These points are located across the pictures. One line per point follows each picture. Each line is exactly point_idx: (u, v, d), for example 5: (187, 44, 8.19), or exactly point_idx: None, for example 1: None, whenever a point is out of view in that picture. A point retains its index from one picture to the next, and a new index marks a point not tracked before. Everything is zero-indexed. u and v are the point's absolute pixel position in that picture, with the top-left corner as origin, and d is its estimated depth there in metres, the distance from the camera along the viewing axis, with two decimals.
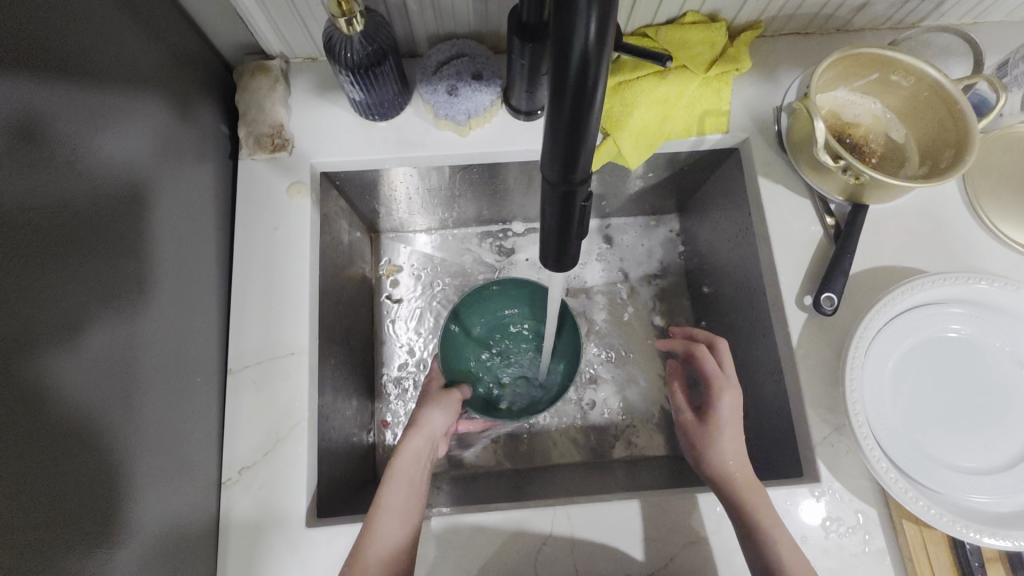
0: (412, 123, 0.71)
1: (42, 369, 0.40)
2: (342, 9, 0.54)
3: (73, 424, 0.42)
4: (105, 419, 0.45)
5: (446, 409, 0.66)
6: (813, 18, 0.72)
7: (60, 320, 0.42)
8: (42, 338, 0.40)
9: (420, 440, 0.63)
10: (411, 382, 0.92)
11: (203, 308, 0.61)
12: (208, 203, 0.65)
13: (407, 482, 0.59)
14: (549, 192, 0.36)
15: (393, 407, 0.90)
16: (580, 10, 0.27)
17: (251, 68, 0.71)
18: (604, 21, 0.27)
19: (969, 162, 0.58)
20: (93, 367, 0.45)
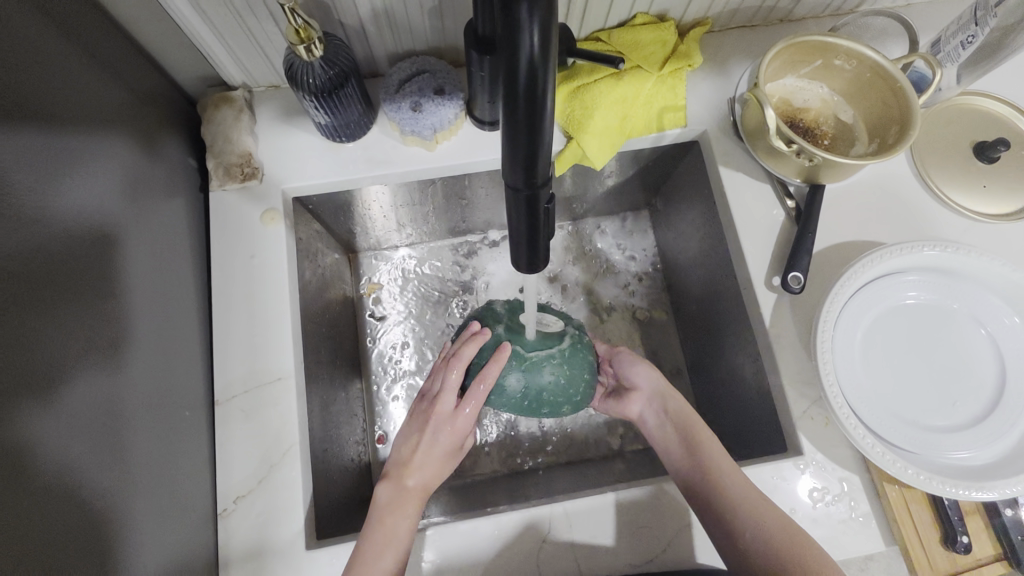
0: (380, 142, 0.73)
1: (19, 422, 0.39)
2: (300, 36, 0.56)
3: (60, 475, 0.42)
4: (92, 467, 0.45)
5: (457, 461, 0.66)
6: (756, 11, 0.74)
7: (37, 374, 0.41)
8: (20, 394, 0.39)
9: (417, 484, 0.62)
10: (401, 397, 0.93)
11: (184, 342, 0.61)
12: (182, 238, 0.65)
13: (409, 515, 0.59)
14: (514, 198, 0.37)
15: (385, 424, 0.91)
16: (524, 22, 0.28)
17: (214, 100, 0.71)
18: (547, 31, 0.28)
19: (911, 139, 0.62)
20: (74, 416, 0.44)
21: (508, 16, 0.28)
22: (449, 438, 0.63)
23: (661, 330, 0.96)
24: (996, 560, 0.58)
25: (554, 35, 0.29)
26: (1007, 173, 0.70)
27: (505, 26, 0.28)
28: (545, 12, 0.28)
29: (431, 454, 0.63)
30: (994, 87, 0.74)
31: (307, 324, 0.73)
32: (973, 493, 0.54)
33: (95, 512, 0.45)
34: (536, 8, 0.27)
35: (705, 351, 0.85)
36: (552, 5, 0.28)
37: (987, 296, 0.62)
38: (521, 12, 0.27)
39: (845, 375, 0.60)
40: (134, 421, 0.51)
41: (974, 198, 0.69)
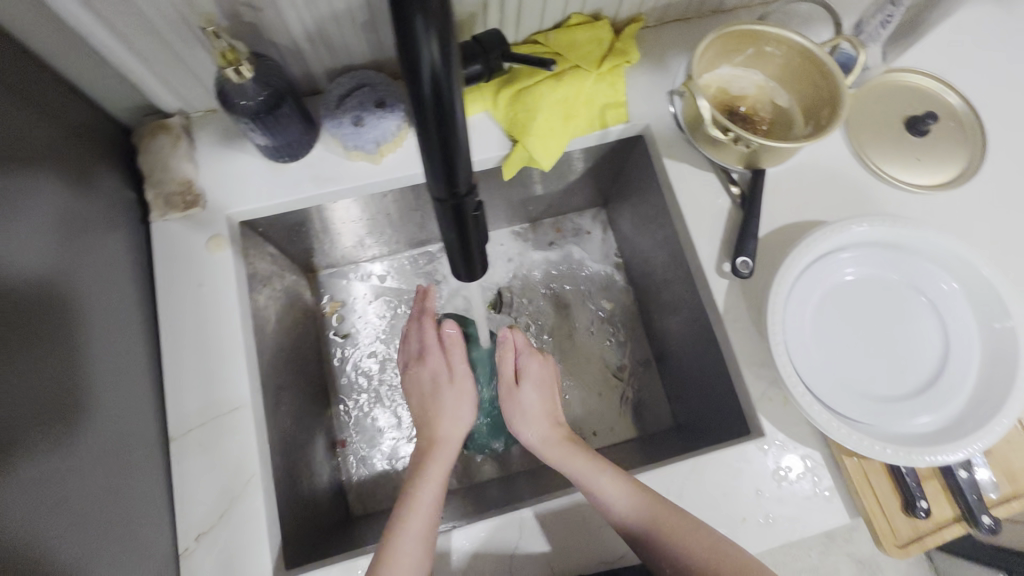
0: (324, 159, 0.72)
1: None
2: (227, 59, 0.54)
3: (17, 541, 0.41)
4: (43, 524, 0.44)
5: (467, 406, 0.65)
6: (688, 4, 0.76)
7: None
8: None
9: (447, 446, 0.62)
10: (365, 404, 0.93)
11: (133, 380, 0.59)
12: (127, 272, 0.63)
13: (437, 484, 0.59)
14: (440, 208, 0.37)
15: (348, 429, 0.92)
16: (423, 37, 0.28)
17: (150, 128, 0.69)
18: (447, 42, 0.28)
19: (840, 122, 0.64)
20: (27, 480, 0.43)
21: (403, 29, 0.27)
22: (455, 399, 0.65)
23: (626, 324, 0.97)
24: (955, 522, 0.60)
25: (455, 45, 0.29)
26: (937, 145, 0.72)
27: (401, 40, 0.27)
28: (443, 24, 0.28)
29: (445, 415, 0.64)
30: (920, 62, 0.77)
31: (264, 350, 0.72)
32: (924, 458, 0.55)
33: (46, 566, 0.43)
34: (432, 22, 0.27)
35: (668, 341, 0.87)
36: (449, 15, 0.28)
37: (925, 266, 0.64)
38: (416, 23, 0.27)
39: (797, 354, 0.61)
40: (85, 468, 0.49)
41: (908, 171, 0.72)
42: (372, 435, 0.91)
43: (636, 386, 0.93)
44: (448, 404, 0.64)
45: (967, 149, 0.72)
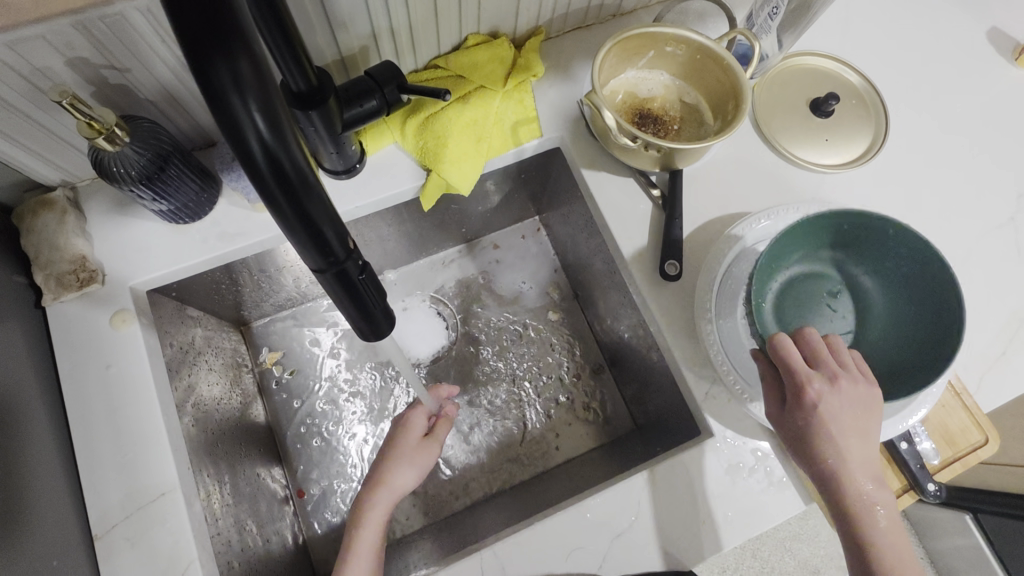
0: (230, 214, 0.68)
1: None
2: (96, 129, 0.51)
3: None
4: None
5: (414, 464, 0.67)
6: (586, 12, 0.75)
7: None
8: None
9: (384, 501, 0.64)
10: (320, 452, 0.89)
11: (44, 482, 0.55)
12: (24, 361, 0.58)
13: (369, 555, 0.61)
14: (323, 278, 0.35)
15: (306, 477, 0.88)
16: (241, 112, 0.27)
17: (31, 205, 0.64)
18: (271, 113, 0.27)
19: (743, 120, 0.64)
20: None
21: (220, 106, 0.26)
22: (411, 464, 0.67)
23: (576, 332, 0.96)
24: (904, 492, 0.62)
25: (283, 115, 0.28)
26: (844, 124, 0.74)
27: (221, 117, 0.26)
28: (263, 94, 0.27)
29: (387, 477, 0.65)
30: (817, 44, 0.78)
31: (192, 421, 0.68)
32: None
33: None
34: (249, 97, 0.26)
35: (616, 346, 0.86)
36: (266, 86, 0.27)
37: None
38: (232, 100, 0.26)
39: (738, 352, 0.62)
40: None
41: (819, 152, 0.73)
42: (330, 481, 0.87)
43: (595, 393, 0.93)
44: (376, 503, 0.63)
45: (873, 124, 0.74)
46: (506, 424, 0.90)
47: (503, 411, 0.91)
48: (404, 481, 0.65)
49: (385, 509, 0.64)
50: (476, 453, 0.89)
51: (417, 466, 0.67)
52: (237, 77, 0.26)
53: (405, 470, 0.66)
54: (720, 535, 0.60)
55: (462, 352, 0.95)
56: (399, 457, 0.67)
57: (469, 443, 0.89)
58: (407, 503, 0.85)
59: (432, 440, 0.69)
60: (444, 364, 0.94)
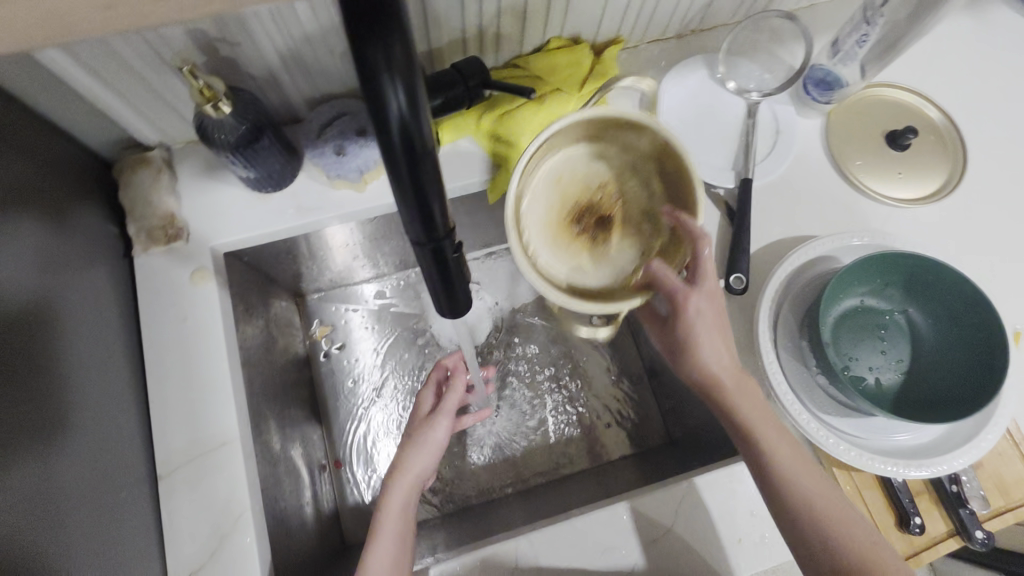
0: (308, 188, 0.72)
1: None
2: (206, 96, 0.54)
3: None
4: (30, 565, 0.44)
5: (427, 449, 0.68)
6: (667, 25, 0.76)
7: None
8: None
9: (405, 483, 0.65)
10: (360, 426, 0.92)
11: (119, 418, 0.59)
12: (109, 306, 0.63)
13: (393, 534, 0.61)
14: (420, 250, 0.37)
15: (343, 448, 0.91)
16: (390, 89, 0.29)
17: (130, 162, 0.69)
18: (412, 91, 0.29)
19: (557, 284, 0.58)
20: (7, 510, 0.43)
21: (368, 80, 0.28)
22: (430, 447, 0.68)
23: (620, 339, 0.96)
24: (949, 537, 0.60)
25: (421, 93, 0.30)
26: (919, 159, 0.73)
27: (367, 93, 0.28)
28: (409, 76, 0.29)
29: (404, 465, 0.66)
30: (899, 76, 0.78)
31: (252, 381, 0.71)
32: (900, 470, 0.58)
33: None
34: (398, 75, 0.28)
35: (659, 357, 0.87)
36: (412, 64, 0.29)
37: None
38: (381, 76, 0.28)
39: (796, 375, 0.62)
40: (64, 514, 0.49)
41: (892, 185, 0.72)
42: (369, 456, 0.91)
43: (632, 401, 0.93)
44: (394, 487, 0.64)
45: (948, 163, 0.73)
46: (542, 423, 0.92)
47: (540, 410, 0.92)
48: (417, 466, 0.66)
49: (403, 495, 0.64)
50: (509, 446, 0.90)
51: (427, 444, 0.67)
52: (391, 58, 0.28)
53: (415, 456, 0.67)
54: (757, 555, 0.60)
55: (505, 346, 0.96)
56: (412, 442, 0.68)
57: (503, 435, 0.91)
58: (437, 487, 0.87)
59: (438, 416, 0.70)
60: (486, 356, 0.95)
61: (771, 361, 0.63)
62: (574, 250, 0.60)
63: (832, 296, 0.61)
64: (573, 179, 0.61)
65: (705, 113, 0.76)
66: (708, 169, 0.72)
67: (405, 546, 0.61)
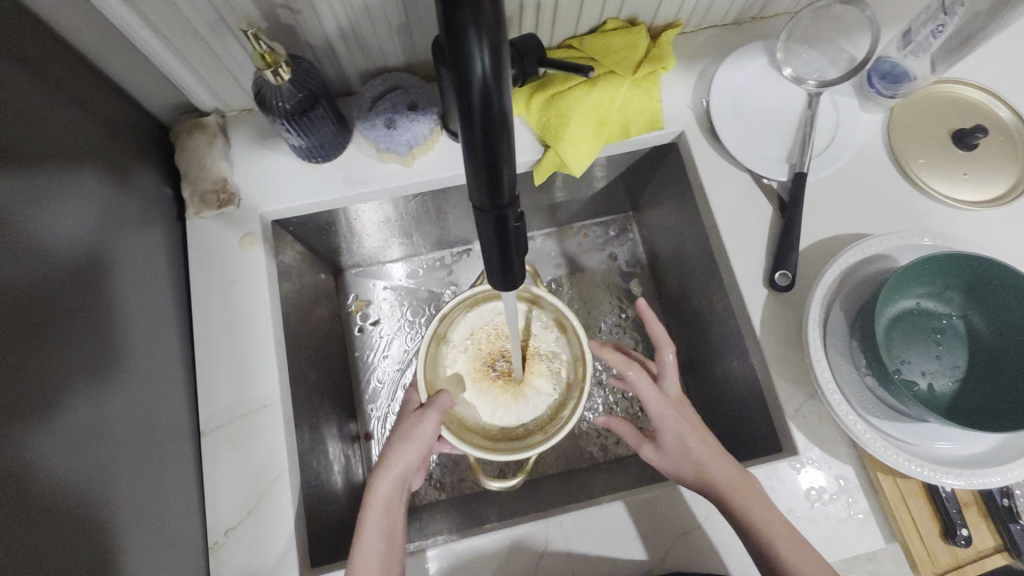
0: (358, 160, 0.72)
1: (18, 438, 0.41)
2: (267, 61, 0.55)
3: (54, 505, 0.44)
4: (85, 502, 0.47)
5: (409, 445, 0.61)
6: (727, 10, 0.74)
7: (29, 404, 0.43)
8: (18, 426, 0.42)
9: (388, 482, 0.60)
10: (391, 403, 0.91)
11: (168, 374, 0.61)
12: (162, 267, 0.65)
13: (377, 536, 0.56)
14: (481, 218, 0.37)
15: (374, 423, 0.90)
16: (475, 46, 0.29)
17: (186, 127, 0.71)
18: (496, 52, 0.29)
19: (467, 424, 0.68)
20: (67, 447, 0.46)
21: (455, 38, 0.29)
22: (413, 447, 0.61)
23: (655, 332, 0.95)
24: (996, 552, 0.58)
25: (505, 56, 0.30)
26: (986, 161, 0.70)
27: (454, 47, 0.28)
28: (494, 33, 0.29)
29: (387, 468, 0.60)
30: (970, 72, 0.74)
31: (294, 348, 0.73)
32: (948, 479, 0.56)
33: (84, 547, 0.46)
34: (484, 32, 0.28)
35: (696, 351, 0.85)
36: (500, 25, 0.29)
37: None
38: (468, 34, 0.28)
39: (843, 375, 0.61)
40: (118, 458, 0.51)
41: (956, 186, 0.69)
42: None
43: None
44: (378, 486, 0.59)
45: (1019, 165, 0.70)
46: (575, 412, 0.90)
47: None
48: (400, 462, 0.60)
49: (389, 494, 0.59)
50: None
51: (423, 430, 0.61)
52: (480, 13, 0.28)
53: (401, 450, 0.61)
54: None
55: None
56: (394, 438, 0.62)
57: None
58: None
59: (428, 408, 0.63)
60: None
61: (818, 359, 0.61)
62: (508, 391, 0.71)
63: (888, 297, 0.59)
64: (487, 334, 0.74)
65: (761, 103, 0.74)
66: (761, 161, 0.70)
67: (393, 551, 0.56)
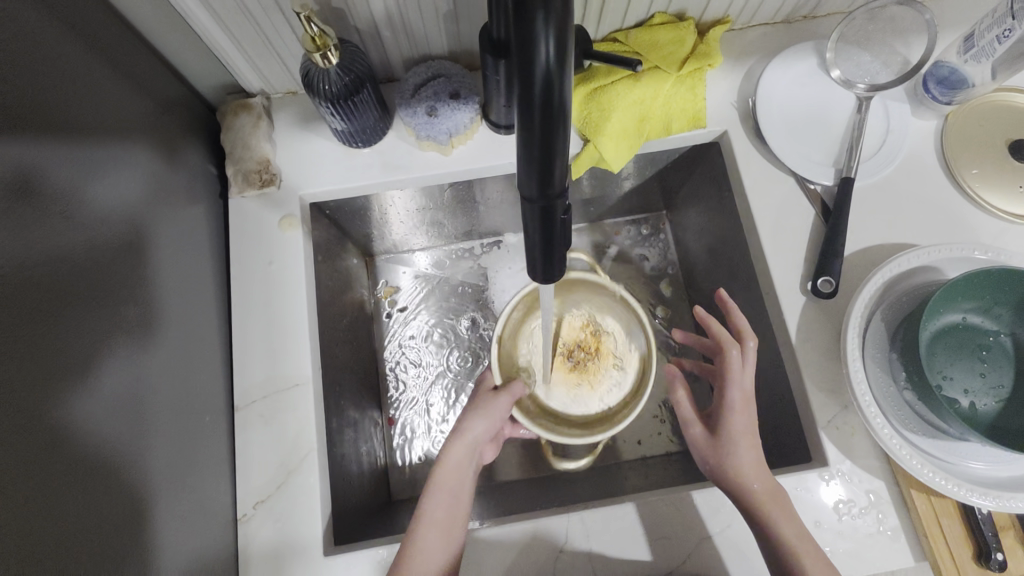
0: (397, 147, 0.73)
1: (64, 399, 0.43)
2: (316, 44, 0.56)
3: (96, 462, 0.45)
4: (125, 463, 0.48)
5: (487, 416, 0.65)
6: (778, 8, 0.73)
7: (77, 362, 0.45)
8: (66, 381, 0.43)
9: (462, 449, 0.64)
10: (416, 388, 0.91)
11: (206, 348, 0.63)
12: (204, 245, 0.67)
13: (447, 492, 0.61)
14: (529, 210, 0.36)
15: (398, 408, 0.90)
16: (539, 32, 0.29)
17: (233, 107, 0.72)
18: (562, 39, 0.30)
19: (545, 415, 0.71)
20: (110, 407, 0.48)
21: (523, 24, 0.29)
22: (485, 421, 0.65)
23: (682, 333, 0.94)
24: None
25: (569, 45, 0.30)
26: None
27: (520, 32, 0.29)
28: (560, 20, 0.29)
29: (465, 434, 0.64)
30: None
31: (326, 330, 0.74)
32: (984, 501, 0.54)
33: (122, 508, 0.48)
34: (550, 19, 0.29)
35: None
36: (567, 13, 0.30)
37: None
38: (537, 20, 0.29)
39: (880, 387, 0.59)
40: (157, 424, 0.53)
41: (1013, 199, 0.66)
42: (422, 419, 0.89)
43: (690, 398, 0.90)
44: (452, 448, 0.64)
45: None
46: None
47: None
48: (475, 431, 0.64)
49: (462, 458, 0.64)
50: None
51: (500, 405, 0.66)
52: None
53: (475, 419, 0.65)
54: None
55: None
56: (472, 407, 0.66)
57: None
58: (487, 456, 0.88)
59: (501, 392, 0.67)
60: None
61: (855, 369, 0.60)
62: (586, 377, 0.75)
63: (933, 311, 0.57)
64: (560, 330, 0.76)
65: (809, 105, 0.72)
66: (806, 164, 0.69)
67: (461, 505, 0.61)
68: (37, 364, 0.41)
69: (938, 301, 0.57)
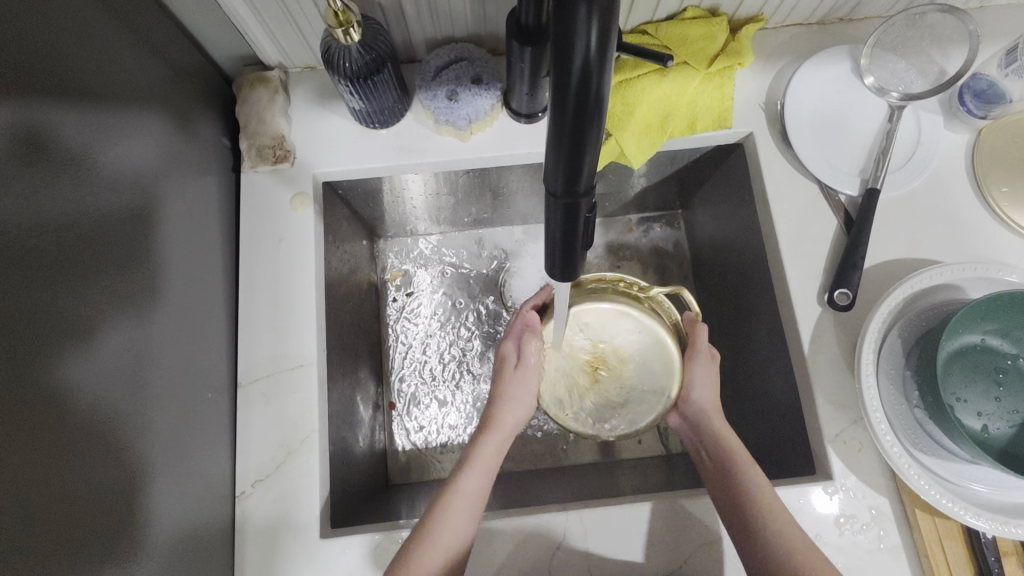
0: (413, 129, 0.72)
1: (66, 370, 0.43)
2: (339, 19, 0.54)
3: (98, 430, 0.45)
4: (126, 434, 0.48)
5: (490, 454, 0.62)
6: (815, 9, 0.71)
7: (81, 329, 0.44)
8: (68, 349, 0.43)
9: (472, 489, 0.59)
10: (417, 374, 0.90)
11: (211, 323, 0.63)
12: (213, 219, 0.66)
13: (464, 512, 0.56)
14: (552, 205, 0.35)
15: (400, 393, 0.89)
16: (579, 22, 0.27)
17: (249, 79, 0.71)
18: (603, 32, 0.28)
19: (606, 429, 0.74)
20: (111, 377, 0.47)
21: (564, 14, 0.27)
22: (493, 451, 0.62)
23: None
24: None
25: (611, 37, 0.29)
26: None
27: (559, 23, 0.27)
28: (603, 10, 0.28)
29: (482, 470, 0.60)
30: None
31: (333, 311, 0.73)
32: (989, 526, 0.53)
33: (122, 480, 0.47)
34: (593, 8, 0.27)
35: (731, 361, 0.83)
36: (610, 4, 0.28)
37: None
38: (579, 11, 0.27)
39: (891, 405, 0.59)
40: (159, 396, 0.53)
41: None
42: (422, 405, 0.89)
43: None
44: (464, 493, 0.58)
45: None
46: None
47: None
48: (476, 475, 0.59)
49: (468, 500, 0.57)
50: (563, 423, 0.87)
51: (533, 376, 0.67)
52: None
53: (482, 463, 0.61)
54: None
55: None
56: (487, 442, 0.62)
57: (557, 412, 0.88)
58: None
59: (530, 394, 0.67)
60: None
61: (869, 385, 0.58)
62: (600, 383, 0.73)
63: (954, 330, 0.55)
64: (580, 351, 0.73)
65: (838, 111, 0.70)
66: (832, 173, 0.67)
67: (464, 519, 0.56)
68: (42, 335, 0.41)
69: (960, 321, 0.55)
